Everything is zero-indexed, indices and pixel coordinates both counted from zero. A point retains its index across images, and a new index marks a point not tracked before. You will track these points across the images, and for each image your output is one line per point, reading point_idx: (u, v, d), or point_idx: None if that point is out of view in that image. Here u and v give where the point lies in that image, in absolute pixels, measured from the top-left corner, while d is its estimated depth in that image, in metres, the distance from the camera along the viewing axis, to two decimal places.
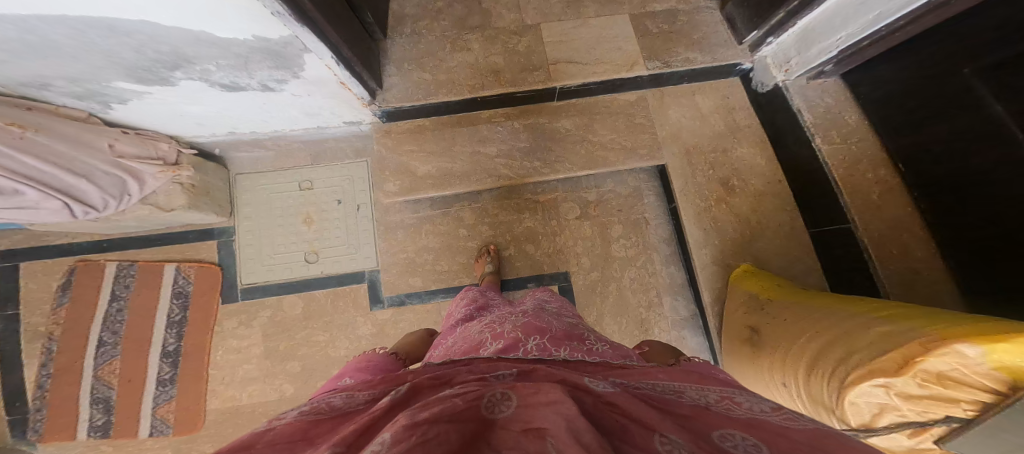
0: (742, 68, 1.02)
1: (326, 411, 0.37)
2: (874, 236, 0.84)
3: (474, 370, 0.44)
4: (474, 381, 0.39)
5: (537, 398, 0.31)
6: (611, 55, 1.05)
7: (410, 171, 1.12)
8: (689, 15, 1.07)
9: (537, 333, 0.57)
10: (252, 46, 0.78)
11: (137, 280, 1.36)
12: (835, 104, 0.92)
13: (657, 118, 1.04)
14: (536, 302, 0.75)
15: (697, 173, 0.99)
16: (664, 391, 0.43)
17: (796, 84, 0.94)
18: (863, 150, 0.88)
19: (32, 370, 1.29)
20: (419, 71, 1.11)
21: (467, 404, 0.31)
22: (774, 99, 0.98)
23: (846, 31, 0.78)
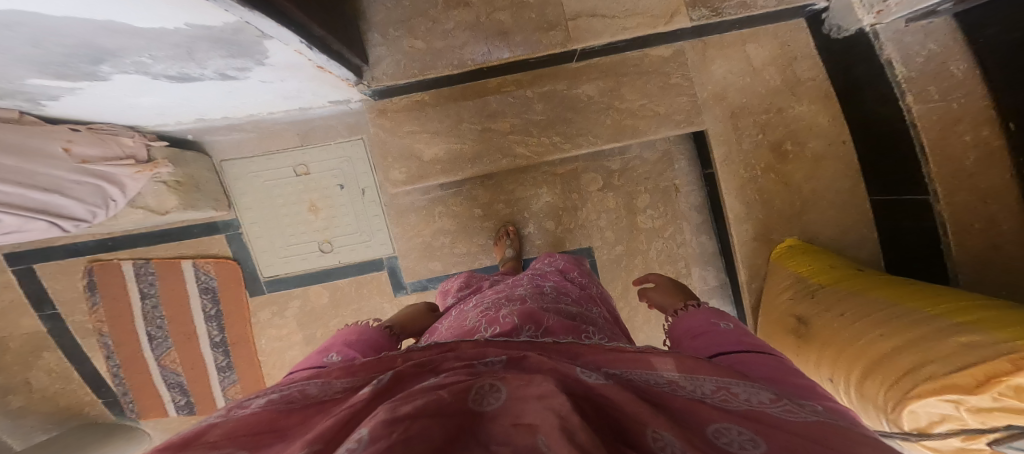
0: (811, 9, 0.82)
1: (298, 399, 0.33)
2: (956, 210, 0.66)
3: (461, 358, 0.37)
4: (460, 371, 0.33)
5: (526, 404, 0.25)
6: (643, 3, 0.87)
7: (415, 155, 1.02)
8: None
9: (534, 323, 0.51)
10: (190, 34, 0.61)
11: (159, 277, 1.36)
12: (940, 52, 0.68)
13: (697, 75, 0.89)
14: (536, 284, 0.71)
15: (744, 139, 0.86)
16: (658, 386, 0.33)
17: (889, 29, 0.72)
18: (965, 106, 0.65)
19: (100, 363, 1.38)
20: (410, 39, 0.95)
21: (450, 397, 0.25)
22: (854, 49, 0.77)
23: None
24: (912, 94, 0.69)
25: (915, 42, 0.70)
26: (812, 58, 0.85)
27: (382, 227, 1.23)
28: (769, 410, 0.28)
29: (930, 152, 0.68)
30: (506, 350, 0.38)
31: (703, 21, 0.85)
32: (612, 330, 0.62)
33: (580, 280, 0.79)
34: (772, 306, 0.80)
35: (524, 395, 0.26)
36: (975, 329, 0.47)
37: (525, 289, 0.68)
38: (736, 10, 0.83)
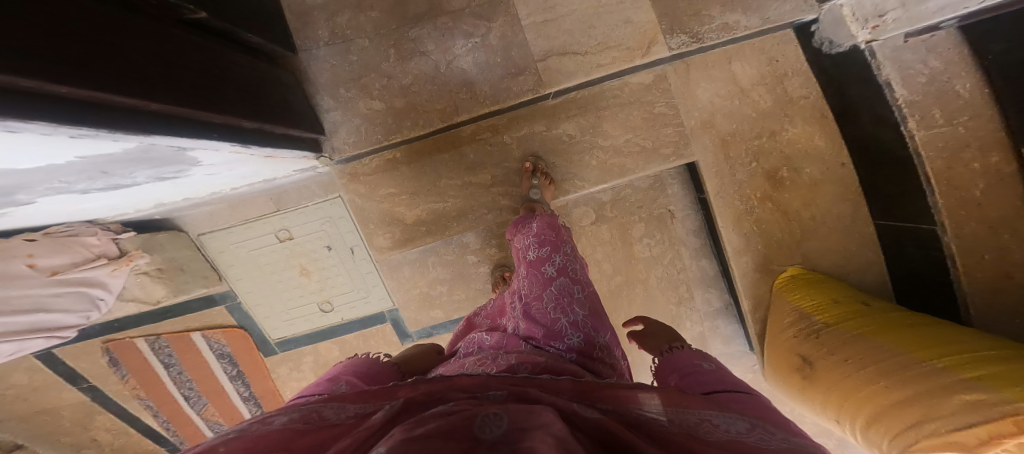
0: (801, 22, 0.79)
1: (314, 421, 0.33)
2: (965, 243, 0.64)
3: (462, 387, 0.38)
4: (465, 401, 0.33)
5: (529, 421, 0.26)
6: (616, 35, 0.82)
7: (398, 219, 0.97)
8: None
9: (531, 367, 0.50)
10: (95, 160, 0.50)
11: (175, 348, 1.33)
12: (943, 68, 0.66)
13: (682, 101, 0.84)
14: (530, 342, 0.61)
15: (736, 169, 0.82)
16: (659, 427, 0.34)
17: (887, 46, 0.69)
18: (974, 130, 0.63)
19: (149, 419, 1.42)
20: (365, 99, 0.87)
21: (460, 422, 0.26)
22: (846, 67, 0.76)
23: None
24: (914, 119, 0.66)
25: (914, 58, 0.68)
26: (803, 75, 0.80)
27: (377, 282, 1.21)
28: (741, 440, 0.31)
29: (935, 184, 0.65)
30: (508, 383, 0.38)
31: (683, 47, 0.82)
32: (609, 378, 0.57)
33: (549, 323, 0.62)
34: (777, 346, 0.78)
35: (521, 412, 0.28)
36: (980, 386, 0.45)
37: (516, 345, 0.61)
38: (717, 34, 0.81)
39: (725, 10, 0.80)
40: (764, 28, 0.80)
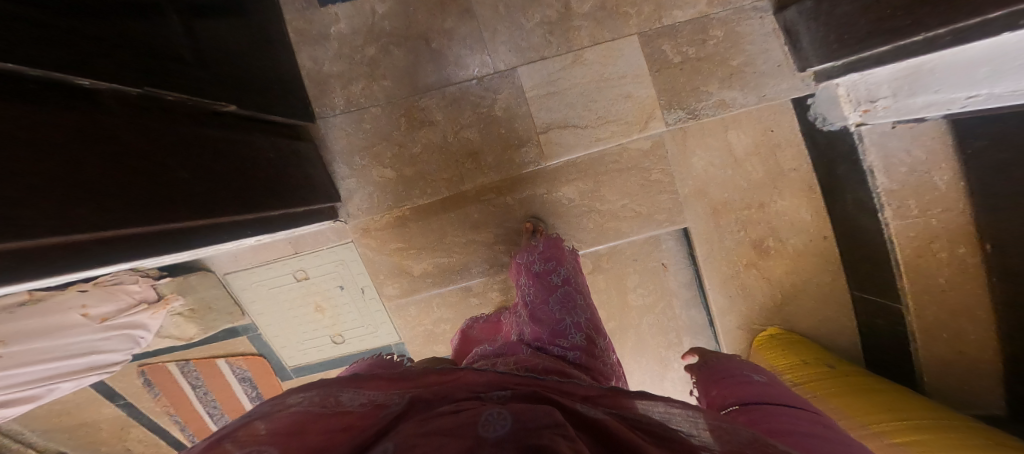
0: (798, 98, 0.83)
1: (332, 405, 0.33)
2: (926, 321, 0.72)
3: (470, 388, 0.35)
4: (473, 403, 0.30)
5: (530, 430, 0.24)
6: (615, 108, 0.87)
7: (405, 271, 1.03)
8: (725, 25, 0.85)
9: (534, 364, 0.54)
10: (143, 264, 0.57)
11: (201, 372, 1.34)
12: (926, 159, 0.69)
13: (678, 168, 0.89)
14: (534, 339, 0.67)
15: (725, 236, 0.90)
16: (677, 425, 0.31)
17: (874, 132, 0.74)
18: (946, 223, 0.69)
19: (177, 431, 1.43)
20: (378, 167, 0.91)
21: (465, 421, 0.26)
22: (838, 142, 0.79)
23: (976, 93, 0.54)
24: (891, 208, 0.73)
25: (900, 146, 0.71)
26: (796, 145, 0.84)
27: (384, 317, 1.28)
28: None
29: (906, 269, 0.73)
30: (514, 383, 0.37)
31: (680, 123, 0.87)
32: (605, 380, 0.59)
33: (553, 323, 0.69)
34: None
35: (527, 422, 0.25)
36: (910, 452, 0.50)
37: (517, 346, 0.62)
38: (713, 110, 0.86)
39: (724, 84, 0.85)
40: (764, 102, 0.85)
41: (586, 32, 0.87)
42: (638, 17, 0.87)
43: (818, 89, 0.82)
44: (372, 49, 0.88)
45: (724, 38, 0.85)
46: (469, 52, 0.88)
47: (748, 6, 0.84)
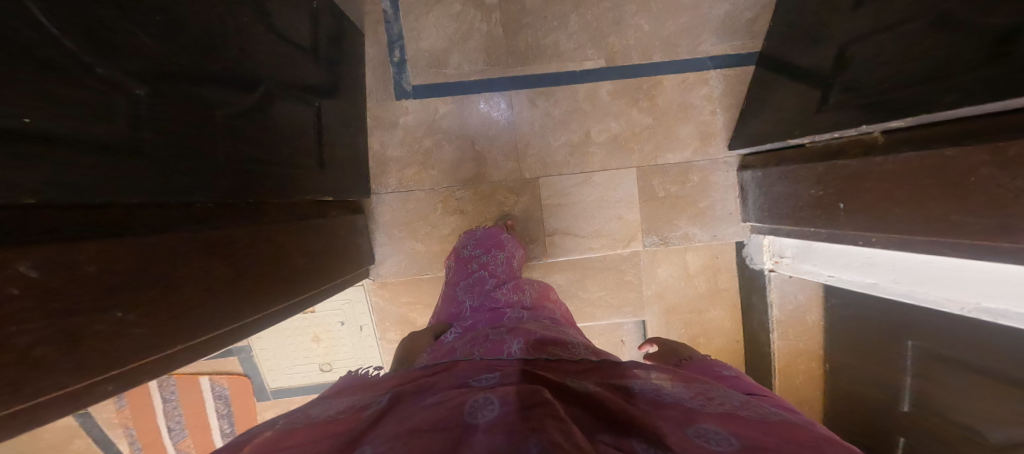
0: (738, 241, 1.15)
1: (303, 419, 0.42)
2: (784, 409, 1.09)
3: (450, 374, 0.48)
4: (453, 388, 0.43)
5: (513, 403, 0.36)
6: (611, 224, 1.12)
7: (409, 321, 1.18)
8: (702, 174, 1.12)
9: (531, 330, 0.64)
10: None
11: (180, 386, 1.37)
12: (806, 301, 1.05)
13: (645, 274, 1.17)
14: (538, 311, 0.78)
15: (671, 331, 1.19)
16: (644, 391, 0.44)
17: (779, 277, 1.06)
18: (807, 347, 1.06)
19: (125, 445, 1.38)
20: (411, 240, 1.12)
21: (456, 412, 0.36)
22: (757, 278, 1.12)
23: (837, 274, 0.88)
24: (778, 331, 1.07)
25: (792, 290, 1.06)
26: (730, 272, 1.18)
27: (374, 356, 1.37)
28: (688, 400, 0.43)
29: (782, 375, 1.07)
30: (501, 367, 0.48)
31: (653, 246, 1.14)
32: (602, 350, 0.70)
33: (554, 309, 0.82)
34: None
35: (512, 397, 0.37)
36: None
37: (510, 315, 0.73)
38: (679, 240, 1.14)
39: (692, 221, 1.13)
40: (716, 239, 1.14)
41: (599, 157, 1.11)
42: (640, 154, 1.11)
43: (749, 238, 1.14)
44: (428, 141, 1.10)
45: (699, 183, 1.12)
46: (504, 159, 1.09)
47: (721, 160, 1.11)
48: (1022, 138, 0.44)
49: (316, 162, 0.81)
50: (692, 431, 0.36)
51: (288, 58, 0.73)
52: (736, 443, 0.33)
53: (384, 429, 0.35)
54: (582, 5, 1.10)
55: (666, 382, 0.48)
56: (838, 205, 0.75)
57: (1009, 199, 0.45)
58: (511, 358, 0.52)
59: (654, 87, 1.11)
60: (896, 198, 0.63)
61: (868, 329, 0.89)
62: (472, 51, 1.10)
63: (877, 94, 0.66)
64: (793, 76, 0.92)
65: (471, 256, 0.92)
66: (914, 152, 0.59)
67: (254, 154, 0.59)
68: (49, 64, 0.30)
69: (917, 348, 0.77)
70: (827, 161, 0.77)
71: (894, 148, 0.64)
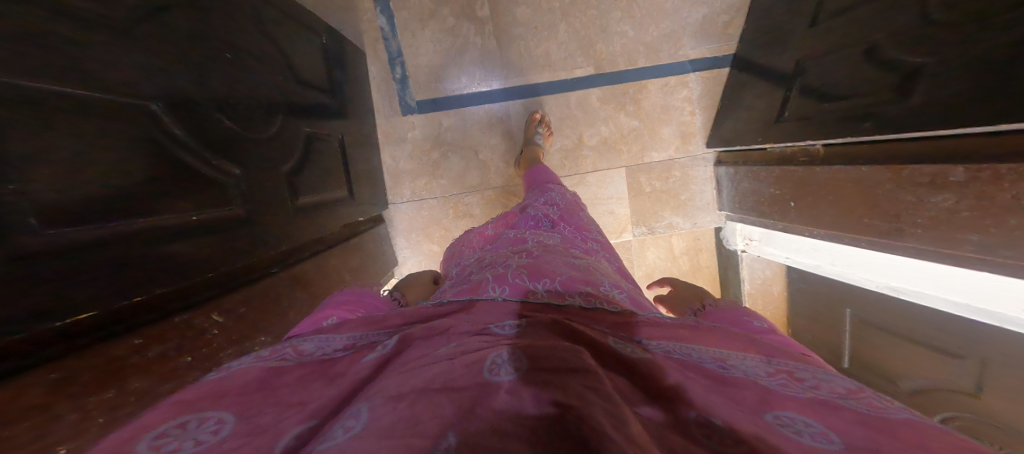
0: (715, 227, 1.30)
1: (294, 357, 0.44)
2: None
3: (468, 321, 0.49)
4: (471, 337, 0.44)
5: (538, 367, 0.36)
6: (605, 218, 1.28)
7: None
8: (684, 169, 1.25)
9: (551, 268, 0.63)
10: None
11: None
12: (772, 277, 1.20)
13: (636, 258, 1.32)
14: (560, 244, 0.77)
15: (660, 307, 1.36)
16: (703, 361, 0.44)
17: (749, 257, 1.24)
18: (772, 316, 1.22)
19: None
20: (429, 243, 1.30)
21: (478, 366, 0.37)
22: (731, 256, 1.29)
23: (791, 256, 1.04)
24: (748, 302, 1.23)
25: (761, 267, 1.21)
26: (710, 252, 1.33)
27: None
28: (763, 379, 0.41)
29: None
30: (522, 315, 0.49)
31: (642, 235, 1.30)
32: (620, 276, 0.74)
33: (577, 241, 0.81)
34: None
35: (539, 358, 0.37)
36: None
37: (531, 247, 0.73)
38: (664, 229, 1.29)
39: (676, 211, 1.28)
40: (697, 226, 1.29)
41: (591, 160, 1.26)
42: (628, 154, 1.25)
43: (723, 224, 1.29)
44: (435, 154, 1.26)
45: (681, 178, 1.26)
46: (504, 165, 1.27)
47: (700, 156, 1.25)
48: (912, 163, 0.61)
49: (347, 193, 1.02)
50: (773, 421, 0.34)
51: (314, 113, 0.89)
52: (836, 441, 0.31)
53: (386, 383, 0.36)
54: (569, 14, 1.22)
55: (734, 353, 0.46)
56: (788, 204, 0.91)
57: (902, 211, 0.64)
58: (537, 304, 0.54)
59: (639, 91, 1.25)
60: (829, 202, 0.79)
61: (815, 300, 1.07)
62: (469, 64, 1.26)
63: (817, 113, 0.80)
64: (761, 76, 1.03)
65: (494, 233, 0.98)
66: (843, 165, 0.74)
67: (287, 199, 0.75)
68: (154, 164, 0.46)
69: (853, 315, 0.94)
70: (783, 164, 0.91)
71: (834, 160, 0.77)
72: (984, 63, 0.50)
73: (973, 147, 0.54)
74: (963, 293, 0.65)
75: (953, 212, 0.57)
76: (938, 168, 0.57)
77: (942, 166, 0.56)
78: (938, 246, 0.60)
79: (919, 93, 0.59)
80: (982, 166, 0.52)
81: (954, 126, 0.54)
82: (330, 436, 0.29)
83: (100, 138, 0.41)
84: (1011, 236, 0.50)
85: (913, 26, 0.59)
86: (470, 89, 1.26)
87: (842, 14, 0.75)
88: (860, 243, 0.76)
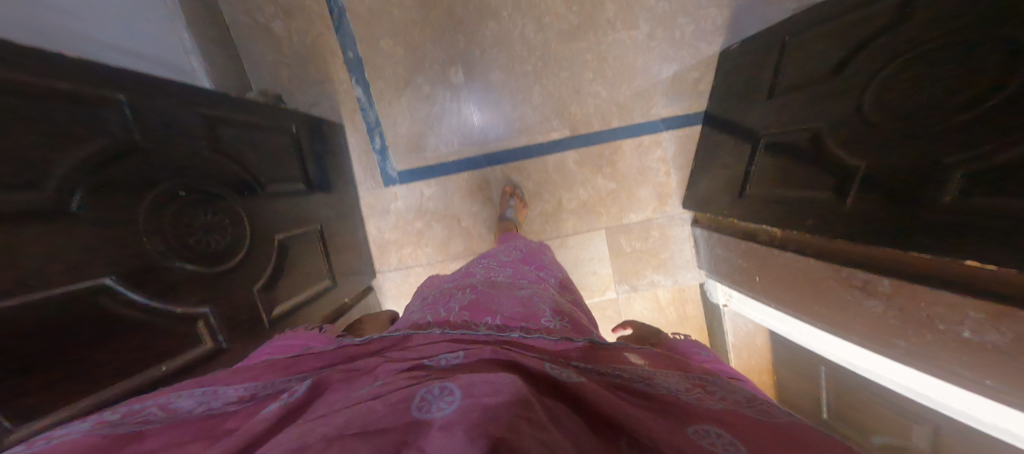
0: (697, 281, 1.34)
1: (160, 418, 0.41)
2: None
3: (395, 361, 0.50)
4: (398, 377, 0.44)
5: (468, 399, 0.34)
6: (588, 277, 1.32)
7: None
8: (661, 229, 1.31)
9: (495, 311, 0.65)
10: None
11: None
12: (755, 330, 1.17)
13: (624, 311, 1.33)
14: (508, 278, 0.79)
15: None
16: (633, 378, 0.47)
17: (730, 313, 1.25)
18: (753, 367, 1.19)
19: None
20: None
21: (403, 405, 0.36)
22: (715, 310, 1.31)
23: (762, 318, 1.07)
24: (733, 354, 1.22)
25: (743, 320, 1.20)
26: (696, 301, 1.35)
27: None
28: (682, 396, 0.45)
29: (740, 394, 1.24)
30: (459, 348, 0.50)
31: (625, 292, 1.33)
32: (572, 308, 0.74)
33: (529, 275, 0.83)
34: None
35: (472, 388, 0.36)
36: None
37: (480, 285, 0.75)
38: (647, 286, 1.32)
39: (658, 268, 1.32)
40: (678, 282, 1.33)
41: (571, 222, 1.31)
42: (607, 215, 1.31)
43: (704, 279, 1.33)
44: (419, 223, 1.31)
45: (660, 237, 1.31)
46: (487, 230, 1.32)
47: (677, 216, 1.30)
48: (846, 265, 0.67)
49: (330, 278, 1.12)
50: (693, 434, 0.38)
51: (281, 205, 0.93)
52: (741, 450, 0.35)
53: (290, 432, 0.33)
54: (542, 77, 1.27)
55: (660, 371, 0.50)
56: (755, 278, 0.98)
57: (847, 306, 0.69)
58: (477, 338, 0.54)
59: (614, 153, 1.29)
60: (788, 284, 0.85)
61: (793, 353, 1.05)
62: (444, 132, 1.30)
63: (775, 197, 0.86)
64: (734, 133, 1.06)
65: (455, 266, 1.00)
66: (795, 254, 0.80)
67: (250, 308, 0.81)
68: (105, 329, 0.53)
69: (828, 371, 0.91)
70: (748, 240, 0.97)
71: (788, 246, 0.83)
72: (896, 187, 0.57)
73: (896, 260, 0.59)
74: (907, 377, 0.68)
75: (885, 316, 0.62)
76: (868, 275, 0.62)
77: (872, 275, 0.61)
78: (877, 344, 0.66)
79: (854, 201, 0.64)
80: (902, 282, 0.57)
81: (879, 246, 0.59)
82: None
83: (56, 325, 0.47)
84: (933, 349, 0.56)
85: (857, 129, 0.65)
86: (442, 157, 1.31)
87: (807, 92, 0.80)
88: (818, 323, 0.80)
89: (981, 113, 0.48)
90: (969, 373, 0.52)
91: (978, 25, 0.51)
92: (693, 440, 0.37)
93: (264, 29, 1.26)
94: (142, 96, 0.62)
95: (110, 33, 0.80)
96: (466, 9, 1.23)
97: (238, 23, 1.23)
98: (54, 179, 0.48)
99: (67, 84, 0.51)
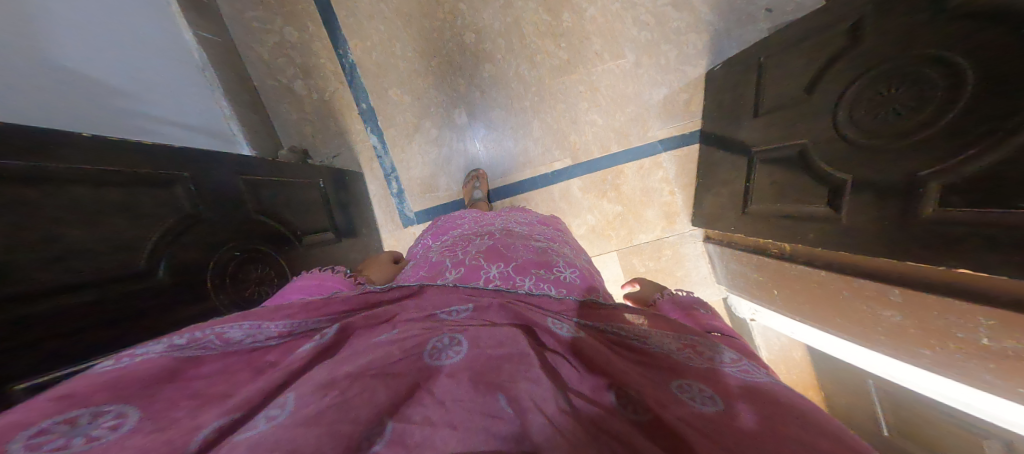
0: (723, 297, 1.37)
1: (217, 345, 0.43)
2: None
3: (412, 311, 0.55)
4: (415, 325, 0.51)
5: (474, 350, 0.45)
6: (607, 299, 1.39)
7: None
8: (673, 247, 1.37)
9: (507, 253, 0.66)
10: None
11: None
12: (788, 344, 1.08)
13: None
14: (525, 231, 0.80)
15: None
16: (630, 336, 0.50)
17: (759, 327, 1.22)
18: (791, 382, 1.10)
19: None
20: None
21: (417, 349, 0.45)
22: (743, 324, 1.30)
23: (787, 334, 1.06)
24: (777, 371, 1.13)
25: (774, 334, 1.15)
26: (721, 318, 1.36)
27: None
28: (672, 355, 0.47)
29: None
30: (473, 297, 0.54)
31: None
32: (586, 266, 0.73)
33: (546, 234, 0.83)
34: None
35: (477, 342, 0.46)
36: None
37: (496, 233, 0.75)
38: None
39: (676, 284, 1.38)
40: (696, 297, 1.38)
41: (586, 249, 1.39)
42: (617, 239, 1.38)
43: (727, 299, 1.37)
44: None
45: (672, 256, 1.37)
46: None
47: (687, 233, 1.36)
48: (859, 276, 0.71)
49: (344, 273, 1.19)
50: (676, 388, 0.42)
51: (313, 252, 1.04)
52: (717, 404, 0.39)
53: (316, 373, 0.40)
54: (540, 110, 1.36)
55: (659, 328, 0.52)
56: (773, 291, 1.03)
57: (866, 316, 0.72)
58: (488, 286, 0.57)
59: (617, 177, 1.36)
60: (805, 298, 0.89)
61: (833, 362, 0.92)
62: (455, 171, 1.42)
63: (773, 212, 0.92)
64: (727, 149, 1.13)
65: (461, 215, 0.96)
66: (807, 269, 0.85)
67: None
68: None
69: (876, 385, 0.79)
70: (761, 254, 1.02)
71: (801, 259, 0.87)
72: (875, 199, 0.63)
73: (909, 273, 0.63)
74: (942, 384, 0.63)
75: (902, 327, 0.65)
76: (881, 286, 0.66)
77: (883, 286, 0.66)
78: (902, 354, 0.68)
79: (848, 216, 0.69)
80: (911, 291, 0.61)
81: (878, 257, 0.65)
82: (253, 426, 0.33)
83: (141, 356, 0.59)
84: (956, 357, 0.58)
85: (833, 144, 0.71)
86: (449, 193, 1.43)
87: (780, 111, 0.88)
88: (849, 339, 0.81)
89: (936, 133, 0.53)
90: (977, 374, 0.56)
91: (917, 45, 0.57)
92: (675, 393, 0.41)
93: (287, 89, 1.38)
94: (199, 166, 0.72)
95: (168, 117, 0.89)
96: (463, 55, 1.35)
97: (264, 86, 1.35)
98: (144, 254, 0.60)
99: (146, 169, 0.62)
